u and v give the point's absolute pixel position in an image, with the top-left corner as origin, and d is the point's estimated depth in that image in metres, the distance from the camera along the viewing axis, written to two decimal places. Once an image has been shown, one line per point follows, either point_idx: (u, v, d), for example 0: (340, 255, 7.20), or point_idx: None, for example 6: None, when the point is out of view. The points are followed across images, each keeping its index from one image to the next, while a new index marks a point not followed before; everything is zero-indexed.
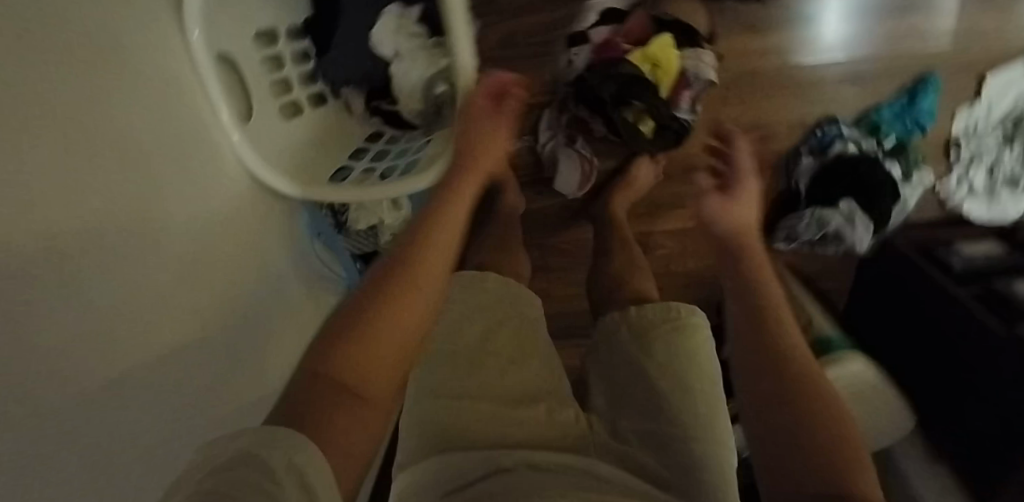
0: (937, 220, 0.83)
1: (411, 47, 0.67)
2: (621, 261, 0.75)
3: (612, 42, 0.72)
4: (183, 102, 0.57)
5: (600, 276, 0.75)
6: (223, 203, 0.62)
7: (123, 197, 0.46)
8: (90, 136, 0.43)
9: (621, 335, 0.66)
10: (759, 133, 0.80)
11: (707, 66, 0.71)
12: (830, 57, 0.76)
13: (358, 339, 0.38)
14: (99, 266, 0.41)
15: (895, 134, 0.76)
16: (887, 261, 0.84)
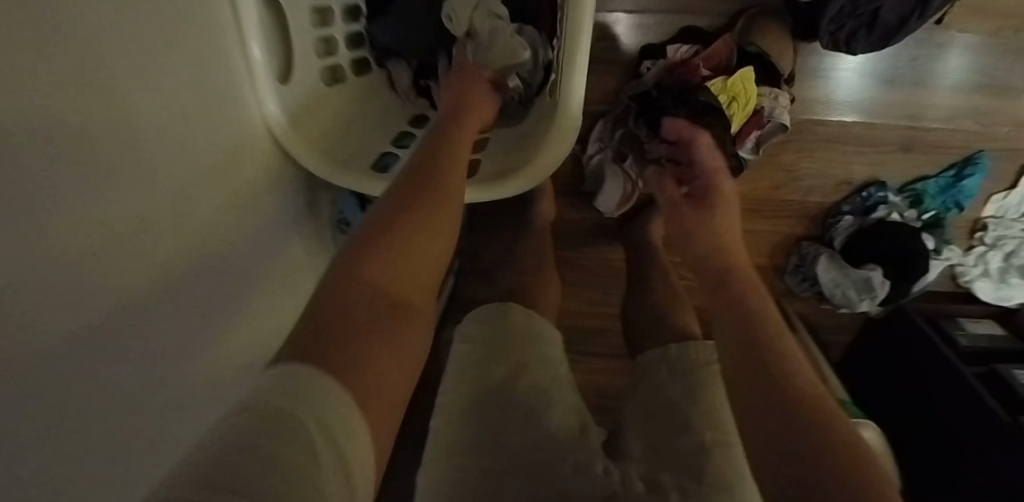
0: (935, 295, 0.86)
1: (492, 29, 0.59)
2: (662, 295, 0.71)
3: (691, 65, 0.67)
4: (212, 44, 0.46)
5: (638, 308, 0.71)
6: (248, 178, 0.52)
7: (129, 169, 0.35)
8: (97, 91, 0.33)
9: (659, 370, 0.60)
10: (806, 183, 0.78)
11: (783, 110, 0.67)
12: (863, 119, 0.75)
13: (360, 304, 0.34)
14: (92, 267, 0.31)
15: (934, 208, 0.77)
16: (894, 325, 0.86)
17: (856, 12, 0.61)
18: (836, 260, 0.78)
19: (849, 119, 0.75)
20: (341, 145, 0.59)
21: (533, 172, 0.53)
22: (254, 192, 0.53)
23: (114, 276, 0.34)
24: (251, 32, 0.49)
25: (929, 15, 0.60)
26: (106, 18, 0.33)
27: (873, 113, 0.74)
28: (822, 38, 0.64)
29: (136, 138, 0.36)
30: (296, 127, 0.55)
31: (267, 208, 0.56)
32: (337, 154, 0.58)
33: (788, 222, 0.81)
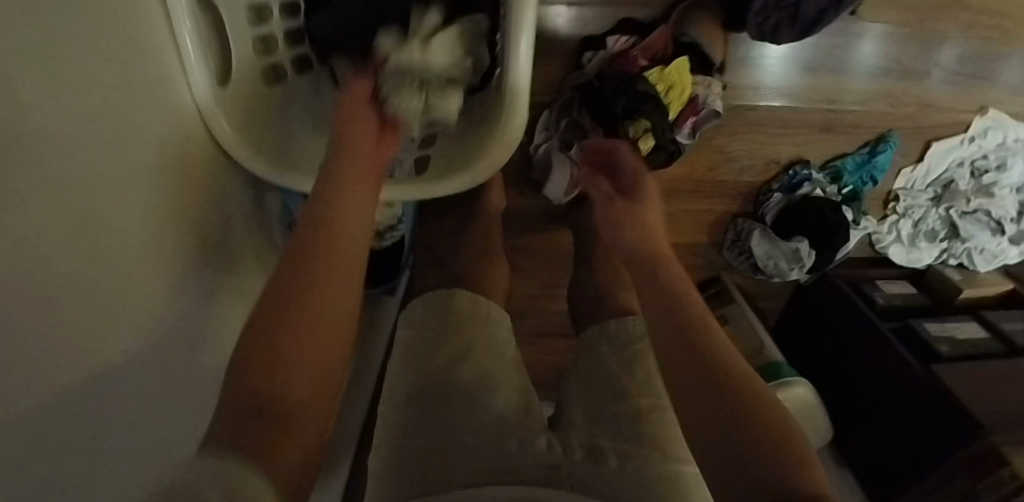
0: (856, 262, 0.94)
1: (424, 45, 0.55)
2: (605, 275, 0.75)
3: (631, 55, 0.70)
4: (146, 48, 0.45)
5: (587, 289, 0.74)
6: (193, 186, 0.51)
7: (75, 184, 0.35)
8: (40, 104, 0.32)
9: (600, 348, 0.65)
10: (741, 164, 0.83)
11: (716, 97, 0.71)
12: (791, 102, 0.80)
13: (260, 359, 0.30)
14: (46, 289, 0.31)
15: (852, 184, 0.83)
16: (823, 291, 0.93)
17: (778, 6, 0.66)
18: (767, 231, 0.83)
19: (787, 104, 0.80)
20: (284, 146, 0.59)
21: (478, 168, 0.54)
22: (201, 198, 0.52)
23: (68, 300, 0.33)
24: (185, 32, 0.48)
25: (843, 9, 0.67)
26: (42, 32, 0.33)
27: (798, 99, 0.80)
28: (749, 28, 0.69)
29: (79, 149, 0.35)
30: (237, 128, 0.55)
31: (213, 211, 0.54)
32: (282, 156, 0.58)
33: (724, 200, 0.86)
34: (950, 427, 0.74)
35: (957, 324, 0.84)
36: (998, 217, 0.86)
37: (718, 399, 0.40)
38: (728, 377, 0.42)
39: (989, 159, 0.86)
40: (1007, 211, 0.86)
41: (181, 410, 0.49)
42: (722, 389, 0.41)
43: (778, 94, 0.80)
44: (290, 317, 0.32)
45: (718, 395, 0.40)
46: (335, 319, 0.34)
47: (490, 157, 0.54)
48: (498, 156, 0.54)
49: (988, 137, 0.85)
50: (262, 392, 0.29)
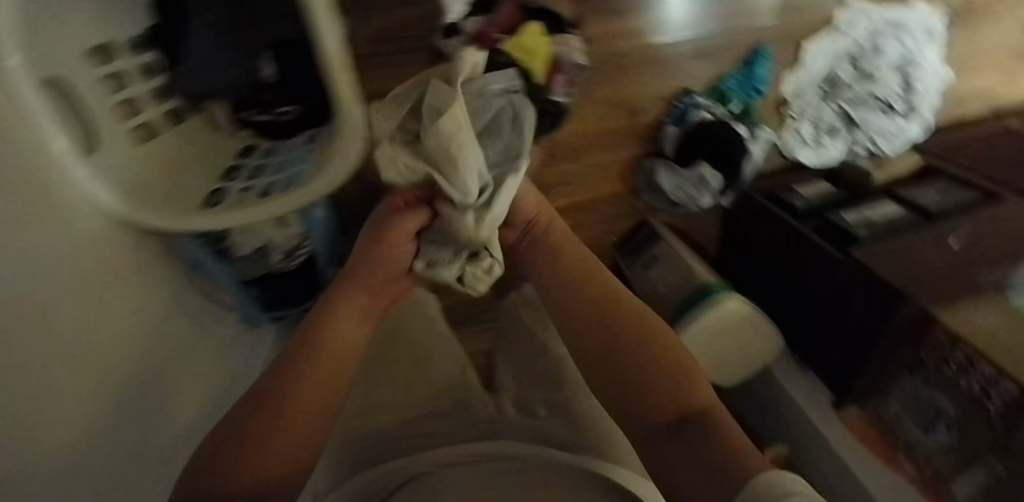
0: (765, 173, 0.97)
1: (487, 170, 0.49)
2: None
3: (485, 33, 0.72)
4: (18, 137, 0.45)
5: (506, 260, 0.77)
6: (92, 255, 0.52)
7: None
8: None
9: (525, 312, 0.71)
10: (630, 110, 0.87)
11: (576, 51, 0.76)
12: (682, 38, 0.85)
13: (271, 415, 0.46)
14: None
15: (740, 100, 0.86)
16: (747, 209, 0.96)
17: None
18: (672, 164, 0.87)
19: (679, 40, 0.85)
20: (166, 195, 0.62)
21: (328, 179, 0.56)
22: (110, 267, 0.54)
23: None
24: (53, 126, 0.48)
25: None
26: None
27: (691, 33, 0.85)
28: None
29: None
30: (115, 188, 0.56)
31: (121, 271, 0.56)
32: (171, 207, 0.61)
33: (625, 147, 0.89)
34: (878, 309, 0.77)
35: (873, 208, 0.86)
36: (884, 97, 0.92)
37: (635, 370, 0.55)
38: (639, 348, 0.57)
39: (862, 45, 0.90)
40: (891, 90, 0.92)
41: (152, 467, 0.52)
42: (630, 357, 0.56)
43: (672, 31, 0.84)
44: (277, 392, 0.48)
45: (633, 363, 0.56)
46: (307, 413, 0.48)
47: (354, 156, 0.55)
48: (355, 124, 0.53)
49: (856, 26, 0.89)
50: (260, 433, 0.44)
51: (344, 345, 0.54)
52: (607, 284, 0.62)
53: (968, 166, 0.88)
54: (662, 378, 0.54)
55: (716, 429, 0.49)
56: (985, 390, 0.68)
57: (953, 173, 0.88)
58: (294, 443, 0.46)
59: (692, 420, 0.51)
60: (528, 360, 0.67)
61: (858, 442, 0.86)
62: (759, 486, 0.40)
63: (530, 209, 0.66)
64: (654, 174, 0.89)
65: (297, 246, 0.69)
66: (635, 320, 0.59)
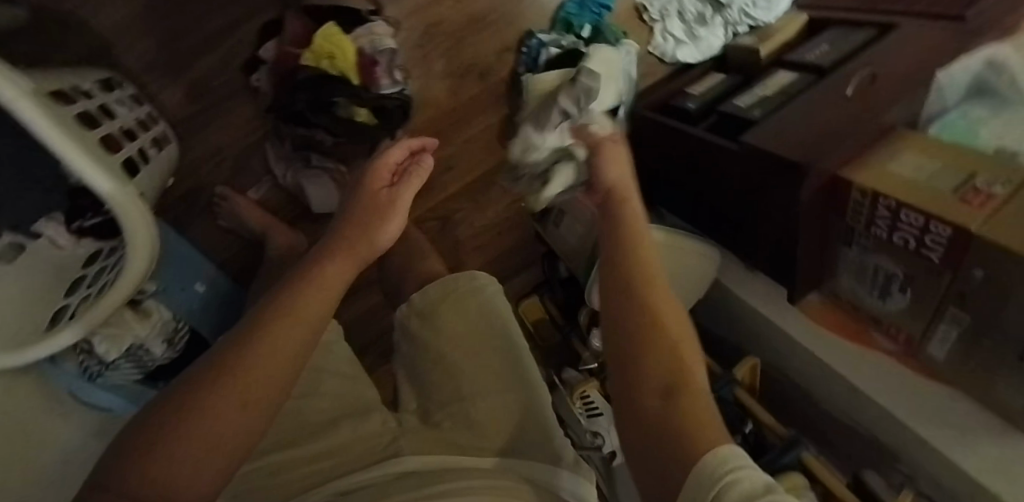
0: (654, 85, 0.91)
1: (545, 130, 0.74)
2: (405, 252, 0.75)
3: (285, 52, 0.70)
4: None
5: (392, 268, 0.74)
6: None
7: None
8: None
9: (414, 324, 0.62)
10: (478, 72, 0.82)
11: (385, 37, 0.71)
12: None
13: (196, 405, 0.38)
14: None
15: (588, 22, 0.80)
16: (642, 130, 0.90)
17: None
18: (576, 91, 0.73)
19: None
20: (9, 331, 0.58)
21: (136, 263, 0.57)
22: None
23: None
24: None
25: None
26: None
27: None
28: None
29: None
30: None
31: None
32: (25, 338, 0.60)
33: (490, 112, 0.84)
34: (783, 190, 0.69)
35: (767, 83, 0.79)
36: None
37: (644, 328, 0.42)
38: (661, 313, 0.43)
39: None
40: None
41: None
42: (653, 317, 0.43)
43: None
44: (219, 379, 0.40)
45: (648, 322, 0.42)
46: (243, 417, 0.39)
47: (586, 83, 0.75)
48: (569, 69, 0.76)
49: None
50: (171, 429, 0.37)
51: (305, 336, 0.44)
52: (640, 229, 0.49)
53: (846, 12, 0.82)
54: (655, 344, 0.41)
55: (695, 414, 0.37)
56: (919, 241, 0.59)
57: (842, 19, 0.81)
58: (187, 462, 0.36)
59: (671, 396, 0.38)
60: (416, 363, 0.61)
61: (826, 329, 0.79)
62: (696, 477, 0.32)
63: (611, 172, 0.54)
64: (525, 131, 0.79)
65: (175, 331, 0.69)
66: (650, 270, 0.46)
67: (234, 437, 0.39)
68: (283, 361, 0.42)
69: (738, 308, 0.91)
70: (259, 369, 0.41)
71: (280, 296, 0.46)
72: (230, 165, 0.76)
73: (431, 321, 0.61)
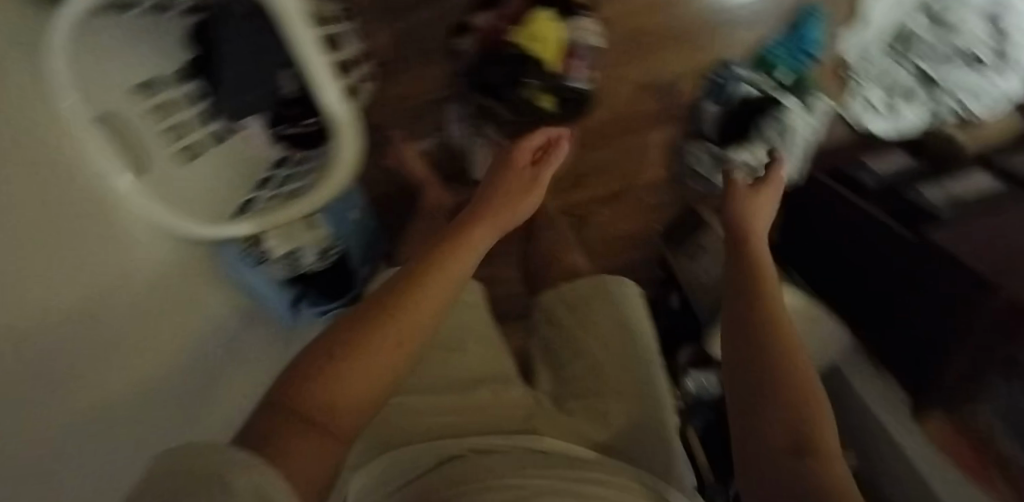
0: (843, 144, 0.87)
1: (732, 168, 0.80)
2: (551, 239, 0.76)
3: (496, 26, 0.72)
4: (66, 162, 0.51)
5: (534, 253, 0.75)
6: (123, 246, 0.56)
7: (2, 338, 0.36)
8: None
9: (558, 307, 0.65)
10: (662, 90, 0.82)
11: (591, 35, 0.73)
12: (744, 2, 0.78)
13: (341, 372, 0.38)
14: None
15: (790, 68, 0.77)
16: (812, 193, 0.86)
17: None
18: (774, 130, 0.77)
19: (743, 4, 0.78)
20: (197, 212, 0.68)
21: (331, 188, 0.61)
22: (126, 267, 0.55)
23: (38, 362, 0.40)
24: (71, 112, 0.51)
25: None
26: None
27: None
28: None
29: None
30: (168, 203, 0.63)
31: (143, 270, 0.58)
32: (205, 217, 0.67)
33: (660, 130, 0.84)
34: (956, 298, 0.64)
35: (968, 183, 0.72)
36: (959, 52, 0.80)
37: (763, 366, 0.44)
38: (778, 351, 0.45)
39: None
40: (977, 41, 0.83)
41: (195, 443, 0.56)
42: (774, 356, 0.44)
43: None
44: (364, 343, 0.40)
45: (771, 360, 0.44)
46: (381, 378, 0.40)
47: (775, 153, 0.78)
48: (777, 131, 0.77)
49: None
50: (326, 371, 0.38)
51: (424, 321, 0.44)
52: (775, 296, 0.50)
53: None
54: (755, 343, 0.46)
55: (830, 466, 0.35)
56: None
57: None
58: (332, 393, 0.37)
59: (802, 451, 0.37)
60: (556, 339, 0.64)
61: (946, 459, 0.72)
62: None
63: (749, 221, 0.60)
64: (696, 145, 0.82)
65: (330, 246, 0.75)
66: (778, 312, 0.48)
67: (362, 387, 0.39)
68: (400, 341, 0.42)
69: (851, 404, 0.85)
70: (388, 346, 0.41)
71: (419, 279, 0.47)
72: (412, 113, 0.81)
73: (576, 316, 0.64)
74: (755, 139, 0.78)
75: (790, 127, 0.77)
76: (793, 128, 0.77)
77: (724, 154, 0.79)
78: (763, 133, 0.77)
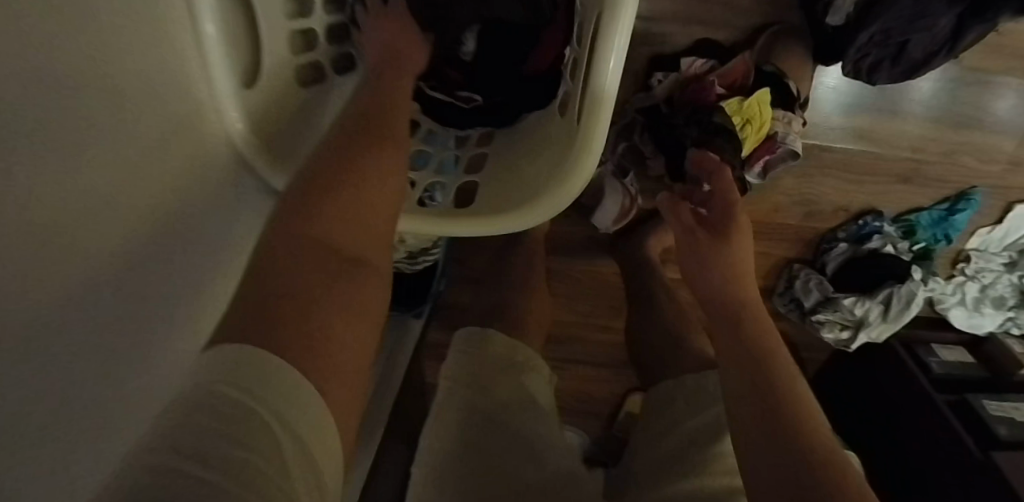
0: (922, 322, 0.87)
1: (837, 317, 0.76)
2: (671, 319, 0.64)
3: (706, 81, 0.62)
4: (153, 19, 0.35)
5: (652, 334, 0.64)
6: (215, 196, 0.43)
7: None
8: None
9: (671, 406, 0.54)
10: (805, 210, 0.76)
11: (796, 136, 0.64)
12: (870, 147, 0.72)
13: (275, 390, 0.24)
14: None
15: (925, 240, 0.76)
16: (880, 357, 0.85)
17: (883, 43, 0.58)
18: (897, 297, 0.72)
19: (853, 148, 0.72)
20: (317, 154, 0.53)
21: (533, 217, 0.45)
22: (213, 225, 0.43)
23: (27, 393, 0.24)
24: (204, 7, 0.38)
25: (958, 51, 0.57)
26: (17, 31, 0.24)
27: (839, 135, 0.71)
28: (845, 64, 0.61)
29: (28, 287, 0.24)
30: (255, 124, 0.46)
31: (224, 223, 0.44)
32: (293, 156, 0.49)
33: (784, 245, 0.78)
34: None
35: (1018, 406, 0.75)
36: None
37: (794, 456, 0.37)
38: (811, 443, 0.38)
39: None
40: None
41: None
42: (801, 448, 0.37)
43: (828, 120, 0.70)
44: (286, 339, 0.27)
45: (796, 448, 0.37)
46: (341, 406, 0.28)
47: (891, 318, 0.74)
48: (903, 297, 0.73)
49: None
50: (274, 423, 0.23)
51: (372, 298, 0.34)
52: (782, 367, 0.43)
53: None
54: (768, 422, 0.39)
55: None
56: None
57: None
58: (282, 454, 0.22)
59: None
60: (665, 452, 0.51)
61: None
62: None
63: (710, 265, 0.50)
64: (811, 276, 0.77)
65: (425, 250, 0.59)
66: (788, 383, 0.42)
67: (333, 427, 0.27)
68: (359, 337, 0.31)
69: None
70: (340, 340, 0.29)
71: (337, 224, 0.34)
72: None
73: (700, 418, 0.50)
74: (876, 293, 0.74)
75: (918, 299, 0.73)
76: (914, 301, 0.73)
77: (836, 298, 0.75)
78: (887, 294, 0.73)
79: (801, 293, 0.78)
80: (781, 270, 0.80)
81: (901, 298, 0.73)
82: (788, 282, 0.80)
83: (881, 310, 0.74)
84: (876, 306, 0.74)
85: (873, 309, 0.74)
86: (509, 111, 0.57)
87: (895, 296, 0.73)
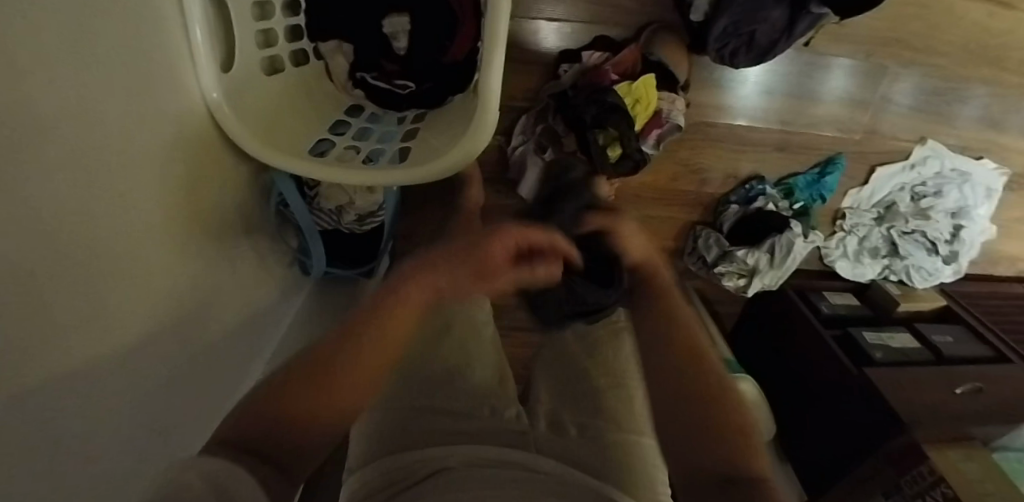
0: (814, 273, 1.01)
1: (732, 266, 0.89)
2: None
3: (602, 69, 0.77)
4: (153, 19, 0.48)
5: None
6: (194, 154, 0.55)
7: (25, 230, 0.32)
8: (46, 91, 0.35)
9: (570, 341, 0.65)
10: (701, 176, 0.90)
11: (678, 112, 0.78)
12: (749, 122, 0.87)
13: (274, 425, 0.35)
14: (22, 279, 0.32)
15: (803, 200, 0.90)
16: (777, 303, 0.99)
17: (735, 34, 0.72)
18: (779, 245, 0.86)
19: (735, 123, 0.86)
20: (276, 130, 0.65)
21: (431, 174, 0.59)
22: (187, 177, 0.54)
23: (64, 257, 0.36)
24: (194, 13, 0.52)
25: (795, 38, 0.72)
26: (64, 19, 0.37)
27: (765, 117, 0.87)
28: (710, 52, 0.75)
29: (52, 173, 0.35)
30: (239, 107, 0.58)
31: (195, 174, 0.55)
32: (263, 131, 0.61)
33: (687, 208, 0.92)
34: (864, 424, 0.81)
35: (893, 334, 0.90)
36: (933, 239, 0.95)
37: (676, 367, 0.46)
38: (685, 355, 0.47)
39: (927, 185, 0.94)
40: (941, 233, 0.95)
41: (173, 371, 0.52)
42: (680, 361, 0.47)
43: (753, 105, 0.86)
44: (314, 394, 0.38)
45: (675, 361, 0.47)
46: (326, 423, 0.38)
47: (777, 264, 0.87)
48: (785, 246, 0.86)
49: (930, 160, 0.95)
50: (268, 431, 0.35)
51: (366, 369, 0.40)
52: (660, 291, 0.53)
53: (997, 334, 0.92)
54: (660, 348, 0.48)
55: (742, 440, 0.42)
56: None
57: (974, 325, 0.94)
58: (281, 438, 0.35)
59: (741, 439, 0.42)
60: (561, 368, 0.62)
61: None
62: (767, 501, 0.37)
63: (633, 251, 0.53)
64: (710, 234, 0.91)
65: (371, 213, 0.73)
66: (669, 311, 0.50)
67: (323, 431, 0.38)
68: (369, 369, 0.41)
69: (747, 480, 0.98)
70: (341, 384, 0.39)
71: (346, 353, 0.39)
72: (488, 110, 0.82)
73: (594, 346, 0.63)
74: (762, 244, 0.87)
75: (798, 248, 0.86)
76: (794, 248, 0.86)
77: (732, 251, 0.89)
78: (771, 245, 0.87)
79: (704, 248, 0.91)
80: (687, 230, 0.94)
81: (781, 247, 0.86)
82: (692, 240, 0.93)
83: (767, 258, 0.87)
84: (763, 255, 0.87)
85: (761, 258, 0.87)
86: (441, 94, 0.71)
87: (778, 245, 0.86)
